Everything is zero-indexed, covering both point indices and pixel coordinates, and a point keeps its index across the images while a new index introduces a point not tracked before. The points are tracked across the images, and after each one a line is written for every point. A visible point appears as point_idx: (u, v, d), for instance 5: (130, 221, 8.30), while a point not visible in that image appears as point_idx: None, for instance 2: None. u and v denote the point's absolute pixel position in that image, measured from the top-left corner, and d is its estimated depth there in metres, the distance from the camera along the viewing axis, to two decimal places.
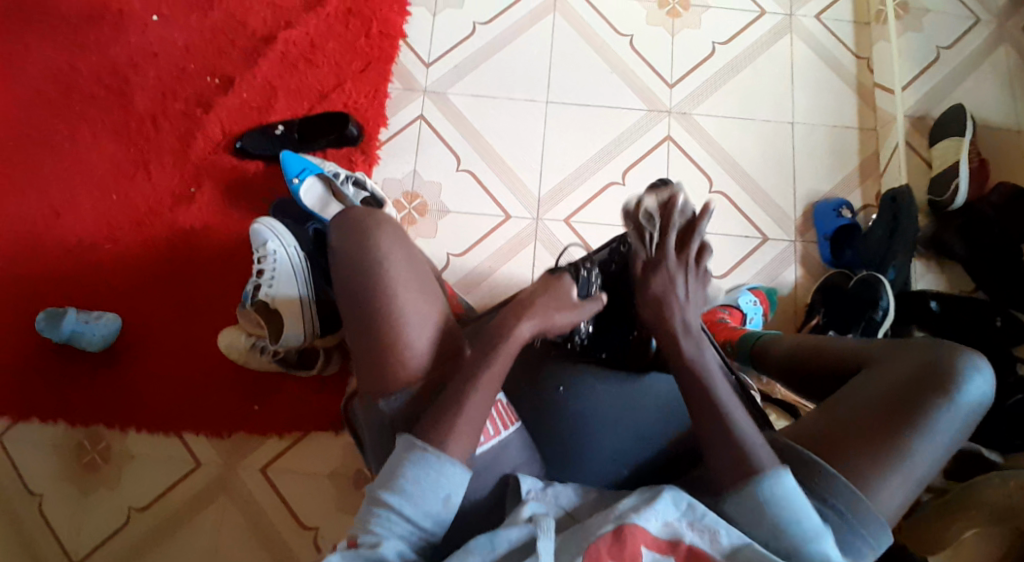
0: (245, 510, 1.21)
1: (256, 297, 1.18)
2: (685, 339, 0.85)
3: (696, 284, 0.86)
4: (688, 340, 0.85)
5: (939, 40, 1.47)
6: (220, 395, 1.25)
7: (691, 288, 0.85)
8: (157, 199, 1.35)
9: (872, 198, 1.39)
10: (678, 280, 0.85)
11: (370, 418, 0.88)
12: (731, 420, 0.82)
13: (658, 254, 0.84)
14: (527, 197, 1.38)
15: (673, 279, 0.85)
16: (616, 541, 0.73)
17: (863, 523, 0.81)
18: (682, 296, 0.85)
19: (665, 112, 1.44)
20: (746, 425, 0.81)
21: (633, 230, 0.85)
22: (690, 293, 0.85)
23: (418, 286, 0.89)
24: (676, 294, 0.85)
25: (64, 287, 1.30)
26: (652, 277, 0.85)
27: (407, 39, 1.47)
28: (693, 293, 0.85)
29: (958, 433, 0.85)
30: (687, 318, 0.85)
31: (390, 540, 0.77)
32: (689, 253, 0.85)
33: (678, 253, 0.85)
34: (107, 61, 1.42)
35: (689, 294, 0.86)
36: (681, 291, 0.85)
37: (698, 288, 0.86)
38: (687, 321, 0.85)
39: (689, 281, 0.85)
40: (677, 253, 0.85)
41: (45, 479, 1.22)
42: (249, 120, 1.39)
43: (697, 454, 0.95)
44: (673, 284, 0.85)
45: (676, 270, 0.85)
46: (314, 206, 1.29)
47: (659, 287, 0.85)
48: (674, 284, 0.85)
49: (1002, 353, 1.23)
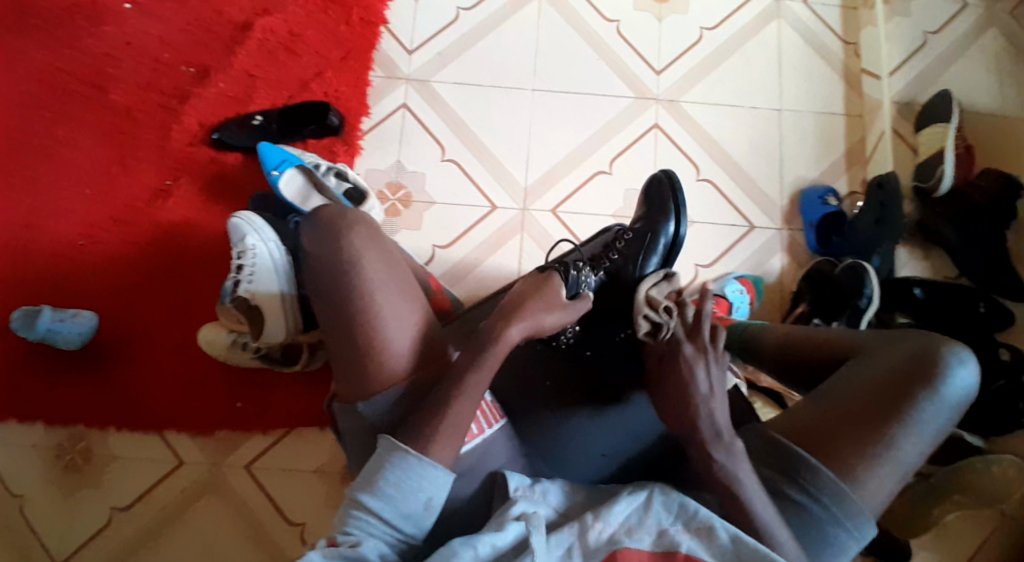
0: (231, 509, 1.20)
1: (236, 294, 1.15)
2: (715, 443, 0.81)
3: (718, 376, 0.84)
4: (717, 442, 0.81)
5: (927, 25, 1.46)
6: (203, 393, 1.24)
7: (712, 377, 0.84)
8: (134, 194, 1.32)
9: (858, 185, 1.38)
10: (696, 369, 0.84)
11: (351, 425, 0.86)
12: (714, 420, 0.82)
13: (672, 343, 0.86)
14: (513, 187, 1.36)
15: (691, 368, 0.84)
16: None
17: (849, 516, 0.82)
18: (704, 387, 0.83)
19: (652, 100, 1.42)
20: (722, 430, 0.82)
21: (649, 336, 0.92)
22: (713, 384, 0.83)
23: (396, 289, 0.87)
24: (694, 384, 0.83)
25: (40, 285, 1.27)
26: (674, 372, 0.85)
27: (389, 26, 1.44)
28: (715, 384, 0.83)
29: (944, 423, 0.85)
30: (713, 412, 0.82)
31: (368, 541, 0.76)
32: (702, 340, 0.85)
33: (693, 343, 0.85)
34: (79, 52, 1.38)
35: (713, 385, 0.84)
36: (701, 380, 0.83)
37: (722, 375, 0.84)
38: (713, 416, 0.82)
39: (708, 370, 0.84)
40: (691, 342, 0.85)
41: (25, 482, 1.20)
42: (226, 111, 1.36)
43: (682, 449, 0.94)
44: (691, 374, 0.84)
45: (694, 359, 0.84)
46: (294, 199, 1.26)
47: (680, 378, 0.84)
48: (695, 373, 0.84)
49: (988, 339, 1.24)
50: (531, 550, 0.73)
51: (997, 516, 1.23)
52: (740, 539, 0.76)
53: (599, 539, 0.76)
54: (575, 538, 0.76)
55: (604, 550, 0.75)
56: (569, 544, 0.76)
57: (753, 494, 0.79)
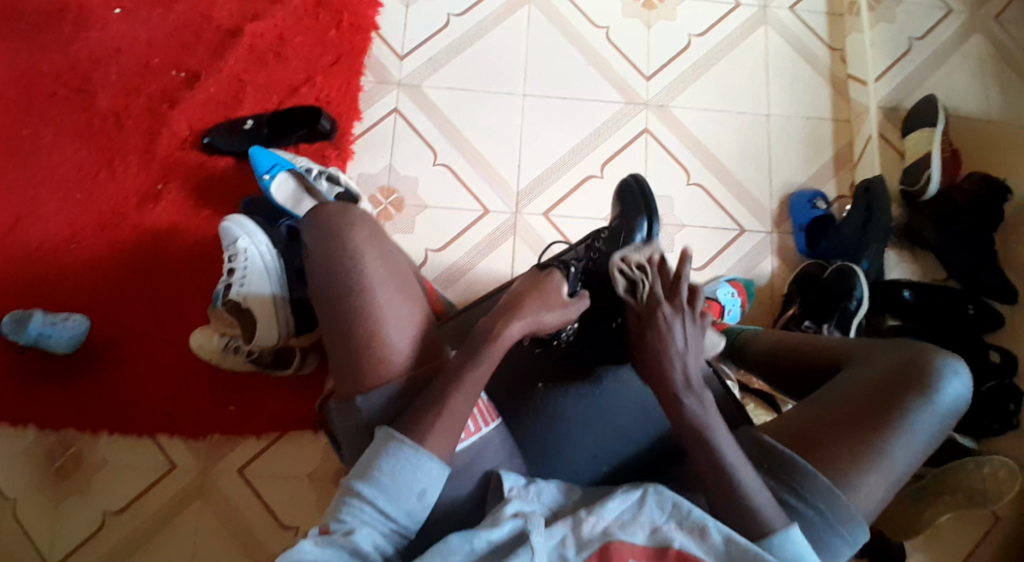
0: (222, 514, 1.19)
1: (227, 298, 1.16)
2: (686, 392, 0.83)
3: (695, 334, 0.85)
4: (687, 391, 0.83)
5: (912, 31, 1.48)
6: (193, 397, 1.23)
7: (688, 334, 0.84)
8: (124, 198, 1.32)
9: (846, 189, 1.40)
10: (672, 327, 0.84)
11: (346, 420, 0.85)
12: (710, 419, 0.83)
13: (649, 302, 0.85)
14: (504, 191, 1.37)
15: (667, 326, 0.84)
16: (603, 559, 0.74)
17: (842, 521, 0.82)
18: (679, 344, 0.84)
19: (641, 105, 1.43)
20: (717, 426, 0.82)
21: (626, 290, 0.88)
22: (688, 340, 0.84)
23: (395, 285, 0.88)
24: (670, 341, 0.84)
25: (29, 290, 1.26)
26: (652, 329, 0.85)
27: (380, 32, 1.45)
28: (691, 340, 0.84)
29: (936, 431, 0.85)
30: (686, 366, 0.84)
31: (362, 529, 0.76)
32: (680, 300, 0.85)
33: (670, 302, 0.85)
34: (68, 58, 1.39)
35: (689, 340, 0.85)
36: (677, 338, 0.84)
37: (698, 331, 0.85)
38: (686, 369, 0.84)
39: (684, 327, 0.84)
40: (669, 302, 0.85)
41: (13, 487, 1.19)
42: (216, 116, 1.37)
43: (680, 450, 0.95)
44: (666, 332, 0.84)
45: (672, 317, 0.85)
46: (286, 202, 1.27)
47: (656, 334, 0.84)
48: (672, 330, 0.84)
49: (976, 340, 1.25)
50: (529, 544, 0.73)
51: (987, 516, 1.24)
52: (733, 538, 0.76)
53: (592, 531, 0.76)
54: (567, 530, 0.76)
55: (598, 541, 0.75)
56: (563, 535, 0.76)
57: (751, 490, 0.79)
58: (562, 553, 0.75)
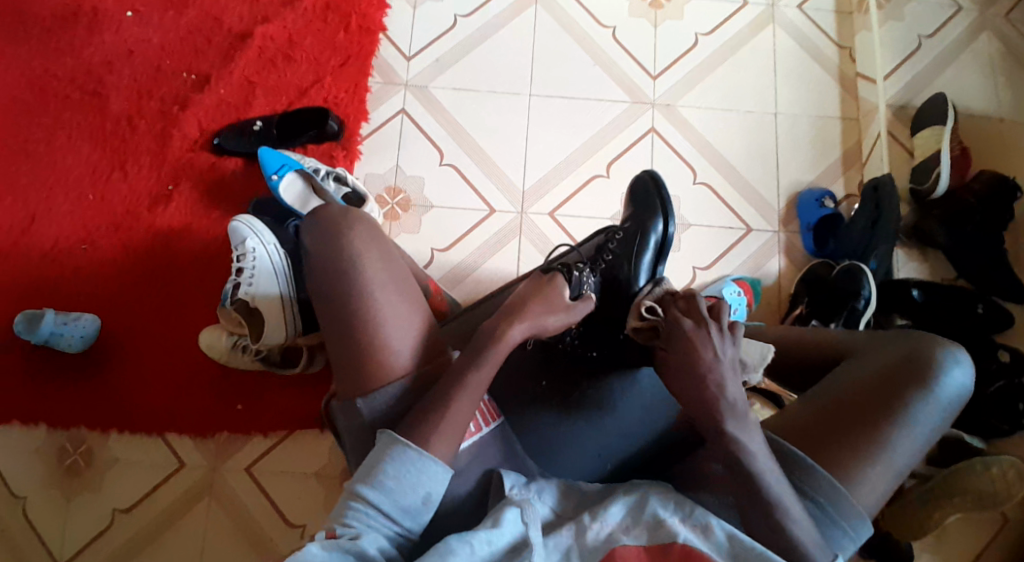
0: (230, 512, 1.21)
1: (236, 297, 1.17)
2: (729, 417, 0.80)
3: (726, 346, 0.83)
4: (731, 414, 0.80)
5: (922, 29, 1.47)
6: (202, 397, 1.25)
7: (718, 347, 0.82)
8: (135, 200, 1.34)
9: (854, 188, 1.39)
10: (701, 340, 0.83)
11: (349, 421, 0.86)
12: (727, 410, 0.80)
13: (671, 320, 0.85)
14: (510, 191, 1.37)
15: (695, 338, 0.83)
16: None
17: (843, 514, 0.81)
18: (711, 355, 0.82)
19: (648, 105, 1.43)
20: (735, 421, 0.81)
21: (653, 338, 0.87)
22: (720, 353, 0.82)
23: (395, 287, 0.88)
24: (702, 354, 0.82)
25: (43, 290, 1.28)
26: (685, 351, 0.83)
27: (387, 34, 1.46)
28: (722, 352, 0.82)
29: (938, 423, 0.85)
30: (724, 383, 0.81)
31: (368, 534, 0.76)
32: (700, 313, 0.84)
33: (691, 317, 0.84)
34: (82, 61, 1.40)
35: (722, 354, 0.82)
36: (709, 349, 0.82)
37: (728, 342, 0.83)
38: (724, 386, 0.81)
39: (713, 339, 0.83)
40: (689, 317, 0.84)
41: (27, 485, 1.21)
42: (227, 118, 1.38)
43: (699, 438, 0.94)
44: (697, 344, 0.82)
45: (698, 332, 0.83)
46: (294, 203, 1.28)
47: (687, 349, 0.82)
48: (703, 346, 0.82)
49: (985, 340, 1.24)
50: (530, 553, 0.74)
51: (995, 519, 1.23)
52: (736, 537, 0.76)
53: (597, 538, 0.76)
54: (571, 539, 0.77)
55: (602, 549, 0.75)
56: (567, 545, 0.76)
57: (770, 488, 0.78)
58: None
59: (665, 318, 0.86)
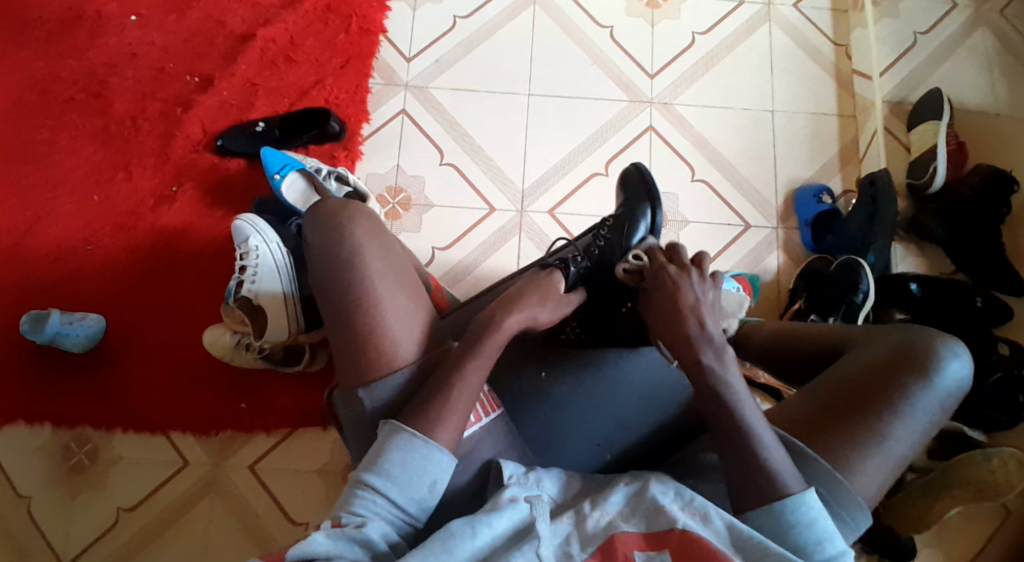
0: (234, 508, 1.21)
1: (239, 294, 1.19)
2: (706, 349, 0.84)
3: (706, 290, 0.88)
4: (707, 346, 0.84)
5: (916, 26, 1.48)
6: (207, 394, 1.26)
7: (698, 290, 0.87)
8: (139, 200, 1.35)
9: (851, 183, 1.40)
10: (681, 282, 0.88)
11: (350, 412, 0.87)
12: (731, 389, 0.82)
13: (655, 266, 0.91)
14: (510, 190, 1.38)
15: (677, 281, 0.88)
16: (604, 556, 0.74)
17: (841, 504, 0.82)
18: (691, 295, 0.87)
19: (645, 103, 1.44)
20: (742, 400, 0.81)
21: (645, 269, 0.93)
22: (699, 295, 0.87)
23: (394, 279, 0.90)
24: (683, 295, 0.87)
25: (48, 290, 1.30)
26: (664, 287, 0.89)
27: (387, 35, 1.47)
28: (702, 294, 0.87)
29: (936, 415, 0.86)
30: (702, 316, 0.85)
31: (373, 521, 0.77)
32: (683, 261, 0.90)
33: (674, 264, 0.90)
34: (85, 64, 1.42)
35: (701, 296, 0.87)
36: (689, 291, 0.87)
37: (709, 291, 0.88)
38: (703, 321, 0.85)
39: (694, 282, 0.88)
40: (673, 264, 0.90)
41: (33, 483, 1.22)
42: (229, 119, 1.40)
43: (703, 426, 0.96)
44: (679, 286, 0.88)
45: (678, 275, 0.89)
46: (296, 201, 1.29)
47: (671, 291, 0.88)
48: (681, 287, 0.88)
49: (984, 332, 1.25)
50: (536, 534, 0.75)
51: (997, 510, 1.23)
52: (735, 526, 0.76)
53: (596, 525, 0.77)
54: (571, 526, 0.77)
55: (602, 535, 0.76)
56: (567, 532, 0.77)
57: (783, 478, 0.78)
58: (567, 550, 0.75)
59: (650, 263, 0.92)
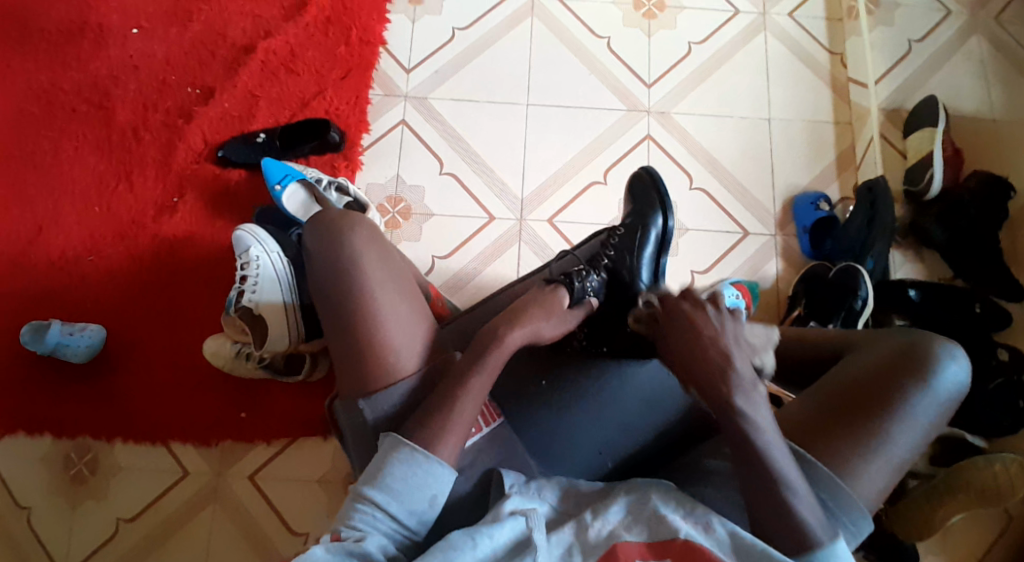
0: (234, 518, 1.21)
1: (240, 305, 1.19)
2: (738, 393, 0.81)
3: (727, 323, 0.84)
4: (739, 388, 0.81)
5: (911, 34, 1.50)
6: (208, 404, 1.26)
7: (719, 324, 0.84)
8: (140, 210, 1.36)
9: (849, 190, 1.41)
10: (699, 318, 0.84)
11: (351, 418, 0.87)
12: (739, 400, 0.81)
13: (668, 305, 0.87)
14: (509, 198, 1.39)
15: (694, 318, 0.85)
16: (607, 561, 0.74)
17: (842, 508, 0.82)
18: (712, 331, 0.83)
19: (643, 111, 1.45)
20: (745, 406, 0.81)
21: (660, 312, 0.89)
22: (720, 328, 0.84)
23: (394, 287, 0.90)
24: (703, 330, 0.84)
25: (49, 301, 1.30)
26: (684, 325, 0.85)
27: (387, 46, 1.49)
28: (723, 329, 0.84)
29: (936, 418, 0.86)
30: (728, 354, 0.82)
31: (372, 535, 0.77)
32: (695, 296, 0.86)
33: (686, 301, 0.86)
34: (88, 75, 1.43)
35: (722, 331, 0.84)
36: (710, 326, 0.84)
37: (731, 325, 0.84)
38: (730, 360, 0.82)
39: (712, 316, 0.84)
40: (686, 299, 0.86)
41: (34, 495, 1.22)
42: (231, 130, 1.41)
43: (709, 423, 0.97)
44: (697, 322, 0.84)
45: (695, 310, 0.85)
46: (297, 212, 1.30)
47: (689, 328, 0.84)
48: (702, 323, 0.84)
49: (984, 337, 1.25)
50: (535, 546, 0.75)
51: (1000, 514, 1.23)
52: (738, 534, 0.76)
53: (599, 535, 0.77)
54: (571, 537, 0.77)
55: (604, 545, 0.76)
56: (569, 542, 0.77)
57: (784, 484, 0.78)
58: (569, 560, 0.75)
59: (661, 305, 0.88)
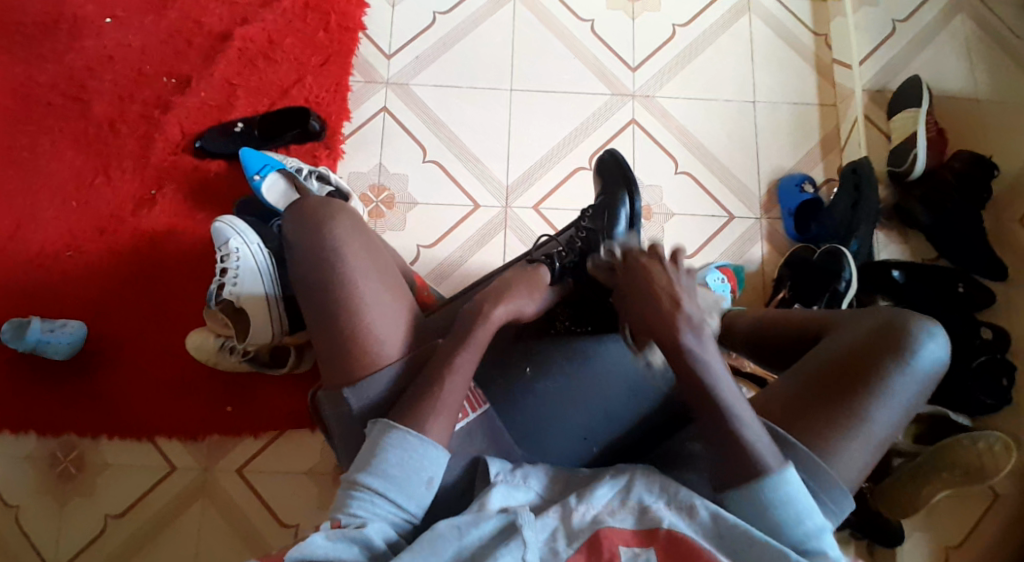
0: (224, 512, 1.21)
1: (221, 297, 1.16)
2: (686, 331, 0.81)
3: (682, 276, 0.84)
4: (687, 326, 0.81)
5: (896, 14, 1.49)
6: (193, 399, 1.25)
7: (675, 277, 0.84)
8: (119, 204, 1.34)
9: (834, 172, 1.41)
10: (655, 271, 0.84)
11: (338, 415, 0.86)
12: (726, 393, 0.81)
13: (629, 259, 0.87)
14: (493, 185, 1.38)
15: (649, 270, 0.84)
16: (591, 551, 0.73)
17: (823, 487, 0.82)
18: (666, 281, 0.83)
19: (628, 96, 1.44)
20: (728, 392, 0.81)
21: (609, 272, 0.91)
22: (675, 280, 0.83)
23: (377, 274, 0.90)
24: (659, 281, 0.83)
25: (27, 298, 1.28)
26: (644, 271, 0.85)
27: (367, 32, 1.46)
28: (678, 280, 0.83)
29: (915, 397, 0.86)
30: (679, 300, 0.82)
31: (374, 522, 0.76)
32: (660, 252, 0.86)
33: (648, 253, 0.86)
34: (63, 67, 1.41)
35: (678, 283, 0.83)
36: (665, 276, 0.83)
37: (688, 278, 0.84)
38: (680, 302, 0.82)
39: (669, 269, 0.84)
40: (646, 253, 0.86)
41: (19, 493, 1.21)
42: (209, 120, 1.38)
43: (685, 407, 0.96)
44: (651, 271, 0.84)
45: (651, 264, 0.85)
46: (278, 203, 1.28)
47: (642, 279, 0.84)
48: (657, 273, 0.84)
49: (968, 316, 1.25)
50: (522, 537, 0.73)
51: (986, 494, 1.24)
52: (721, 516, 0.76)
53: (583, 520, 0.76)
54: (558, 520, 0.76)
55: (587, 531, 0.75)
56: (553, 527, 0.76)
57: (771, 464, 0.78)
58: (553, 546, 0.74)
59: (623, 258, 0.88)
